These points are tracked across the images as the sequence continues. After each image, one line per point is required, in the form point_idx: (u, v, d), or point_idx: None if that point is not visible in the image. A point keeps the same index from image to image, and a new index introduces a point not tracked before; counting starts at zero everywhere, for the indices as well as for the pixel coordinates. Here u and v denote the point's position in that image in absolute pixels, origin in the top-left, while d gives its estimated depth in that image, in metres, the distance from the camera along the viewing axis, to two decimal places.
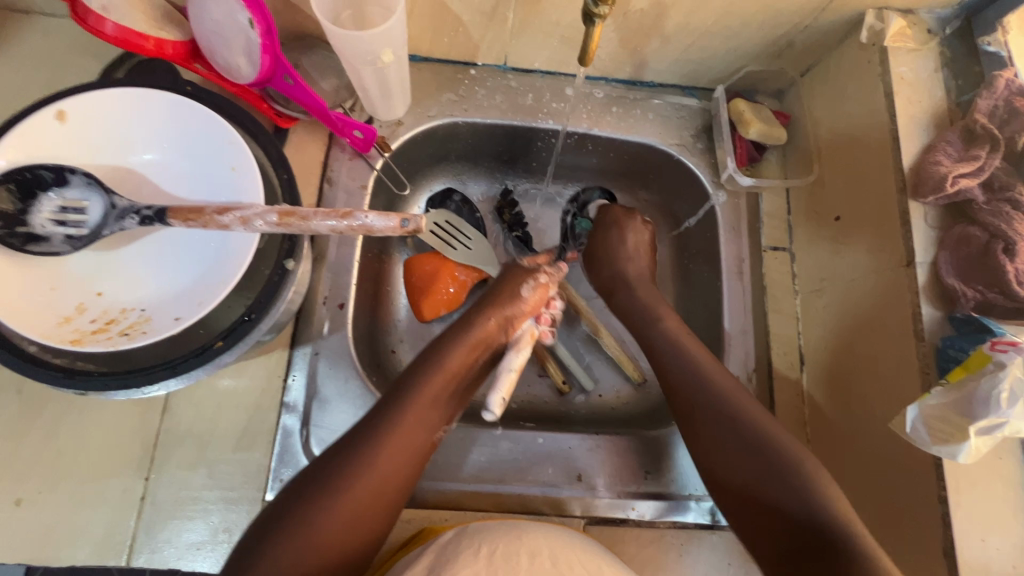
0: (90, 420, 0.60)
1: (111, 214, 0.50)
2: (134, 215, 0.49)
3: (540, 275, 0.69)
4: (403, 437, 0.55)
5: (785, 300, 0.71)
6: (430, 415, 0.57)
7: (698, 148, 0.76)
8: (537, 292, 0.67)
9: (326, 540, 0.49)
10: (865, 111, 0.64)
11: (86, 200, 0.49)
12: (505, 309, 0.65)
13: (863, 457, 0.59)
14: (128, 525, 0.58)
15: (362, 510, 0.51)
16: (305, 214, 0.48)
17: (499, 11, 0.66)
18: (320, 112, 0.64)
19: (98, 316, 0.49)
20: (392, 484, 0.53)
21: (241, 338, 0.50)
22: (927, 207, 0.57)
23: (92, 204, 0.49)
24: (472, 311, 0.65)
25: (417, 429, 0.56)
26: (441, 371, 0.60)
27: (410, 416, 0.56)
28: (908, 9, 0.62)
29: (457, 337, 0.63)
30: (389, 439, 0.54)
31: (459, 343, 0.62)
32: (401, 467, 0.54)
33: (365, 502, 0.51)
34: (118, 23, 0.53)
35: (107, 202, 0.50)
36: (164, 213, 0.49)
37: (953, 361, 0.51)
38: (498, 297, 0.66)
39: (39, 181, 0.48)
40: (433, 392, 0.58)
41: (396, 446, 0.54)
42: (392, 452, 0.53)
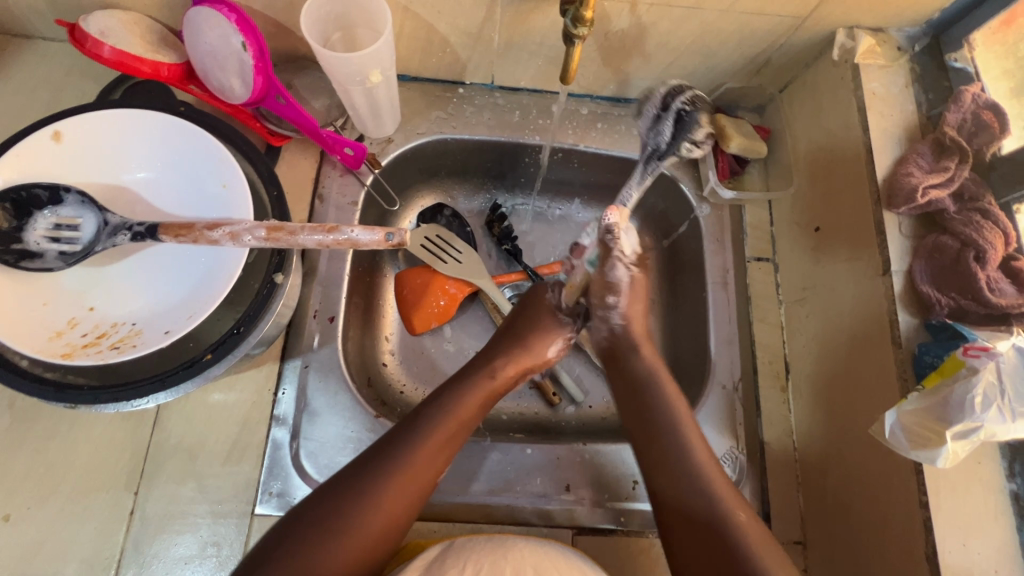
0: (80, 434, 0.60)
1: (103, 230, 0.51)
2: (126, 231, 0.50)
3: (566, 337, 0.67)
4: (406, 478, 0.54)
5: (769, 310, 0.72)
6: (440, 456, 0.57)
7: (682, 163, 0.78)
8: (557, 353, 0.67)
9: (330, 568, 0.49)
10: (840, 125, 0.66)
11: (79, 217, 0.50)
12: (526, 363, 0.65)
13: (846, 463, 0.59)
14: (117, 541, 0.58)
15: (370, 535, 0.51)
16: (292, 229, 0.48)
17: (486, 32, 0.68)
18: (311, 130, 0.67)
19: (90, 330, 0.50)
20: (394, 517, 0.53)
21: (230, 351, 0.50)
22: (901, 217, 0.59)
23: (85, 220, 0.51)
24: (492, 356, 0.65)
25: (420, 472, 0.55)
26: (452, 418, 0.59)
27: (413, 456, 0.55)
28: (878, 28, 0.65)
29: (473, 381, 0.62)
30: (387, 483, 0.53)
31: (477, 390, 0.61)
32: (400, 514, 0.53)
33: (359, 542, 0.51)
34: (115, 47, 0.58)
35: (100, 219, 0.51)
36: (156, 229, 0.50)
37: (929, 368, 0.52)
38: (521, 346, 0.65)
39: (36, 200, 0.49)
40: (446, 437, 0.58)
41: (400, 489, 0.54)
42: (393, 496, 0.53)
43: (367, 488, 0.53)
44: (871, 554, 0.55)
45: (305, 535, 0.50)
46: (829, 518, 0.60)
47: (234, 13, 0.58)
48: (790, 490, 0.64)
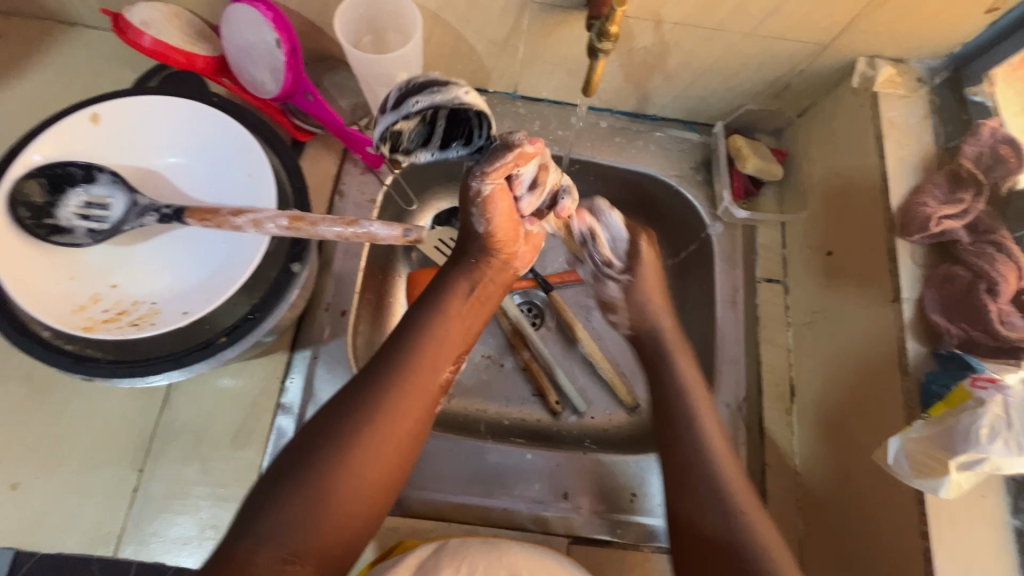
0: (92, 409, 0.62)
1: (132, 210, 0.53)
2: (154, 213, 0.52)
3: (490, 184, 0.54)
4: (412, 387, 0.55)
5: (777, 332, 0.72)
6: (446, 350, 0.58)
7: (697, 181, 0.79)
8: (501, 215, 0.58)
9: (351, 492, 0.50)
10: (857, 152, 0.67)
11: (110, 197, 0.52)
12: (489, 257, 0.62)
13: (845, 487, 0.59)
14: (118, 516, 0.59)
15: (385, 452, 0.52)
16: (313, 219, 0.49)
17: (511, 42, 0.70)
18: (337, 126, 0.70)
19: (111, 306, 0.52)
20: (407, 424, 0.54)
21: (245, 334, 0.51)
22: (914, 245, 0.59)
23: (115, 200, 0.53)
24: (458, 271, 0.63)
25: (426, 372, 0.56)
26: (448, 318, 0.59)
27: (416, 361, 0.56)
28: (899, 59, 0.66)
29: (456, 282, 0.62)
30: (392, 394, 0.54)
31: (461, 288, 0.61)
32: (411, 426, 0.54)
33: (376, 465, 0.51)
34: (155, 37, 0.61)
35: (130, 200, 0.53)
36: (182, 212, 0.51)
37: (936, 397, 0.52)
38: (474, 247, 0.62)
39: (71, 177, 0.51)
40: (449, 334, 0.59)
41: (407, 395, 0.54)
42: (393, 409, 0.53)
43: (367, 399, 0.53)
44: None
45: (313, 460, 0.50)
46: (828, 544, 0.60)
47: (270, 11, 0.61)
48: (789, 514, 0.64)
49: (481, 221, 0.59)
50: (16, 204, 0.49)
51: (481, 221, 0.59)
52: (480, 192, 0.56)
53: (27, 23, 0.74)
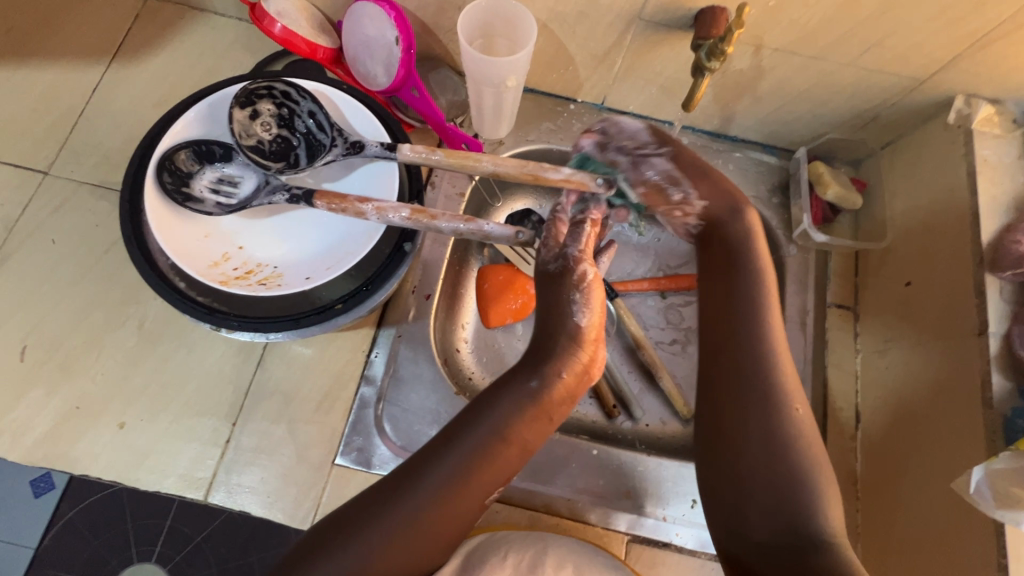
0: (195, 362, 0.66)
1: (262, 188, 0.57)
2: (284, 192, 0.56)
3: (585, 282, 0.52)
4: (483, 471, 0.48)
5: (845, 357, 0.73)
6: (522, 446, 0.49)
7: (773, 203, 0.81)
8: (594, 313, 0.51)
9: (398, 554, 0.47)
10: (945, 187, 0.68)
11: (242, 176, 0.57)
12: (576, 357, 0.50)
13: (916, 514, 0.59)
14: (210, 464, 0.63)
15: (447, 519, 0.48)
16: (433, 213, 0.55)
17: (610, 56, 0.73)
18: (436, 122, 0.74)
19: (239, 266, 0.56)
20: (468, 508, 0.49)
21: (359, 303, 0.56)
22: (1003, 282, 0.60)
23: (246, 180, 0.58)
24: (535, 359, 0.51)
25: (495, 468, 0.49)
26: (537, 408, 0.49)
27: (495, 445, 0.48)
28: (996, 100, 0.67)
29: (540, 359, 0.50)
30: (472, 471, 0.48)
31: (554, 367, 0.49)
32: (477, 502, 0.49)
33: (432, 538, 0.48)
34: (286, 26, 0.67)
35: (260, 180, 0.58)
36: (311, 195, 0.55)
37: (1021, 432, 0.53)
38: (554, 331, 0.51)
39: (210, 155, 0.57)
40: (534, 429, 0.50)
41: (482, 472, 0.48)
42: (475, 481, 0.48)
43: (444, 465, 0.48)
44: None
45: (377, 520, 0.47)
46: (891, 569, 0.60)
47: (394, 11, 0.66)
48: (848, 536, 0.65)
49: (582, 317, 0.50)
50: (163, 169, 0.54)
51: (582, 312, 0.51)
52: (584, 275, 0.52)
53: (166, 5, 0.81)
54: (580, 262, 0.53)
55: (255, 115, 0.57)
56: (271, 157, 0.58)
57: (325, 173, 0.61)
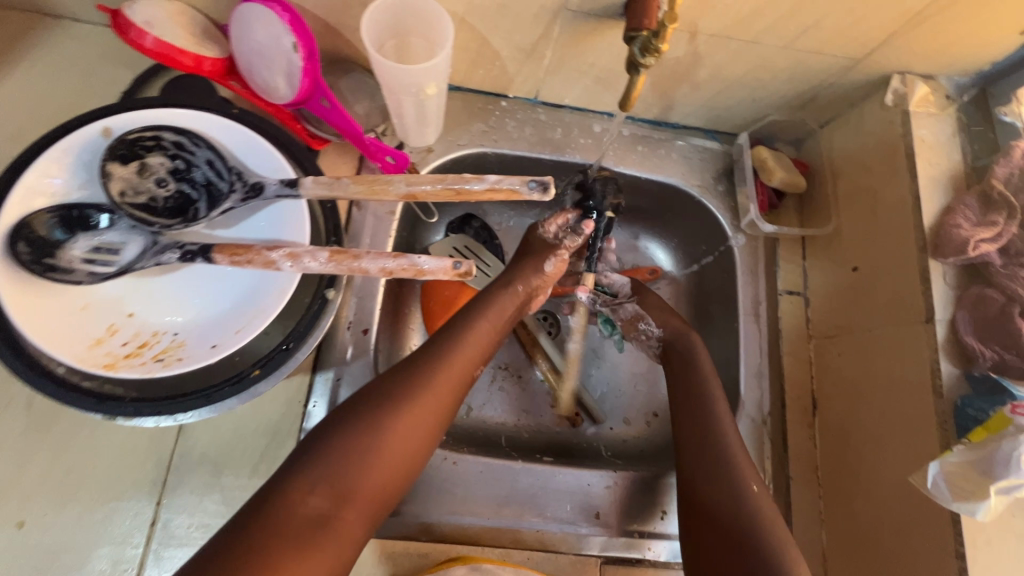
0: (101, 439, 0.58)
1: (149, 250, 0.49)
2: (176, 250, 0.48)
3: (562, 250, 0.71)
4: (447, 368, 0.59)
5: (799, 345, 0.73)
6: (472, 349, 0.62)
7: (719, 191, 0.78)
8: (557, 267, 0.71)
9: (374, 462, 0.52)
10: (884, 169, 0.67)
11: (125, 240, 0.48)
12: (531, 281, 0.69)
13: (874, 506, 0.60)
14: (135, 553, 0.56)
15: (415, 418, 0.55)
16: (358, 254, 0.46)
17: (539, 49, 0.67)
18: (354, 135, 0.66)
19: (130, 339, 0.48)
20: (432, 407, 0.57)
21: (277, 367, 0.49)
22: (945, 266, 0.59)
23: (129, 244, 0.48)
24: (504, 277, 0.69)
25: (454, 367, 0.60)
26: (488, 319, 0.65)
27: (458, 348, 0.61)
28: (929, 76, 0.66)
29: (501, 287, 0.68)
30: (432, 372, 0.58)
31: (508, 291, 0.68)
32: (442, 399, 0.58)
33: (402, 438, 0.54)
34: (159, 38, 0.57)
35: (146, 241, 0.49)
36: (210, 249, 0.47)
37: (973, 421, 0.53)
38: (522, 269, 0.70)
39: (82, 217, 0.47)
40: (483, 330, 0.64)
41: (444, 371, 0.59)
42: (435, 386, 0.58)
43: (408, 378, 0.57)
44: None
45: (347, 431, 0.53)
46: (853, 557, 0.61)
47: (286, 12, 0.58)
48: (813, 525, 0.66)
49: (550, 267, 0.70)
50: (16, 237, 0.44)
51: (550, 263, 0.71)
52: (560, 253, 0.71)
53: (10, 15, 0.68)
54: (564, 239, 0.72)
55: (143, 170, 0.49)
56: (162, 211, 0.50)
57: (227, 221, 0.52)
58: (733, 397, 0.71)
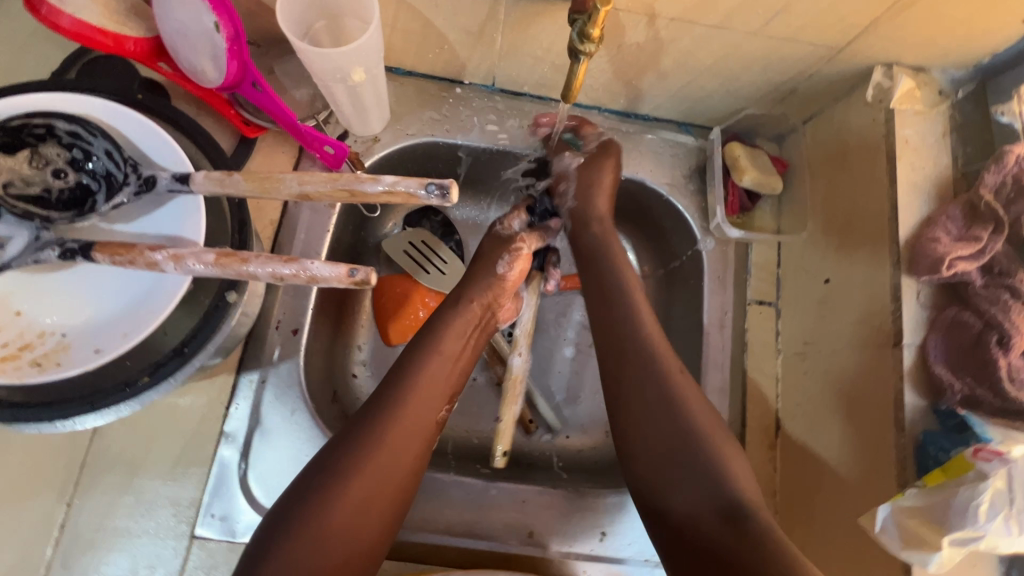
0: (12, 437, 0.56)
1: (32, 246, 0.45)
2: (56, 247, 0.43)
3: (519, 246, 0.66)
4: (411, 409, 0.55)
5: (764, 360, 0.68)
6: (436, 387, 0.57)
7: (689, 190, 0.72)
8: (516, 267, 0.65)
9: (344, 522, 0.49)
10: (863, 171, 0.60)
11: (10, 235, 0.44)
12: (487, 292, 0.64)
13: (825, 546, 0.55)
14: (43, 554, 0.54)
15: (386, 469, 0.52)
16: (245, 256, 0.42)
17: (487, 32, 0.62)
18: (289, 124, 0.62)
19: (12, 340, 0.44)
20: (405, 457, 0.53)
21: (170, 374, 0.46)
22: (920, 285, 0.53)
23: (14, 239, 0.45)
24: (456, 292, 0.64)
25: (422, 407, 0.56)
26: (448, 352, 0.59)
27: (419, 386, 0.56)
28: (920, 68, 0.58)
29: (455, 306, 0.62)
30: (395, 414, 0.54)
31: (465, 311, 0.62)
32: (411, 444, 0.54)
33: (370, 488, 0.51)
34: (75, 16, 0.53)
35: (31, 236, 0.45)
36: (89, 247, 0.43)
37: (933, 462, 0.48)
38: (475, 281, 0.64)
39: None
40: (445, 368, 0.58)
41: (409, 417, 0.55)
42: (398, 429, 0.54)
43: (369, 425, 0.53)
44: None
45: (314, 490, 0.49)
46: None
47: None
48: None
49: (502, 268, 0.65)
50: None
51: (503, 265, 0.65)
52: (519, 248, 0.66)
53: None
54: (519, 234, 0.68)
55: (32, 159, 0.45)
56: (56, 203, 0.47)
57: (127, 216, 0.49)
58: None
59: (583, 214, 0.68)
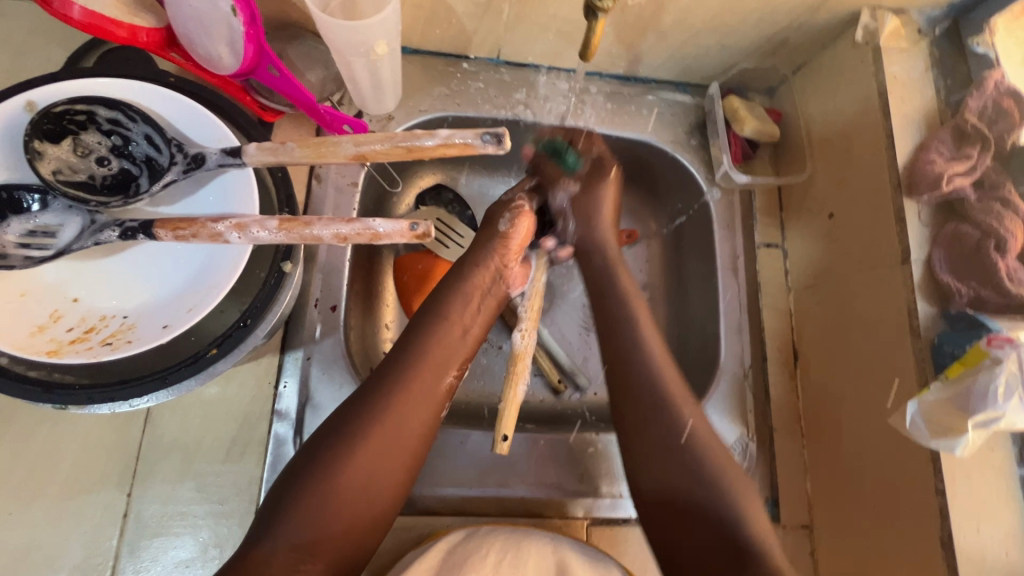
0: (65, 434, 0.56)
1: (87, 229, 0.46)
2: (116, 228, 0.45)
3: (518, 205, 0.68)
4: (417, 380, 0.55)
5: (778, 297, 0.72)
6: (443, 355, 0.58)
7: (692, 145, 0.76)
8: (518, 223, 0.66)
9: (351, 486, 0.50)
10: (857, 110, 0.65)
11: (61, 223, 0.46)
12: (492, 257, 0.64)
13: (855, 468, 0.60)
14: (110, 545, 0.55)
15: (394, 439, 0.52)
16: (308, 220, 0.44)
17: (495, 3, 0.64)
18: (308, 105, 0.62)
19: (76, 325, 0.45)
20: (413, 427, 0.54)
21: (236, 345, 0.47)
22: (921, 205, 0.58)
23: (66, 226, 0.46)
24: (464, 260, 0.65)
25: (427, 377, 0.56)
26: (449, 322, 0.60)
27: (426, 355, 0.57)
28: (901, 9, 0.63)
29: (461, 273, 0.63)
30: (402, 387, 0.54)
31: (465, 279, 0.63)
32: (418, 414, 0.54)
33: (375, 456, 0.51)
34: (86, 7, 0.50)
35: (85, 221, 0.46)
36: (150, 224, 0.45)
37: (950, 358, 0.52)
38: (479, 246, 0.65)
39: (14, 200, 0.45)
40: (450, 339, 0.59)
41: (413, 386, 0.55)
42: (406, 400, 0.54)
43: (379, 395, 0.54)
44: (886, 542, 0.56)
45: (323, 457, 0.50)
46: (837, 503, 0.61)
47: None
48: (798, 476, 0.66)
49: (506, 226, 0.66)
50: None
51: (505, 223, 0.66)
52: (520, 206, 0.68)
53: None
54: (518, 195, 0.69)
55: (75, 146, 0.46)
56: (102, 189, 0.48)
57: (171, 197, 0.50)
58: (715, 352, 0.70)
59: (590, 245, 0.68)
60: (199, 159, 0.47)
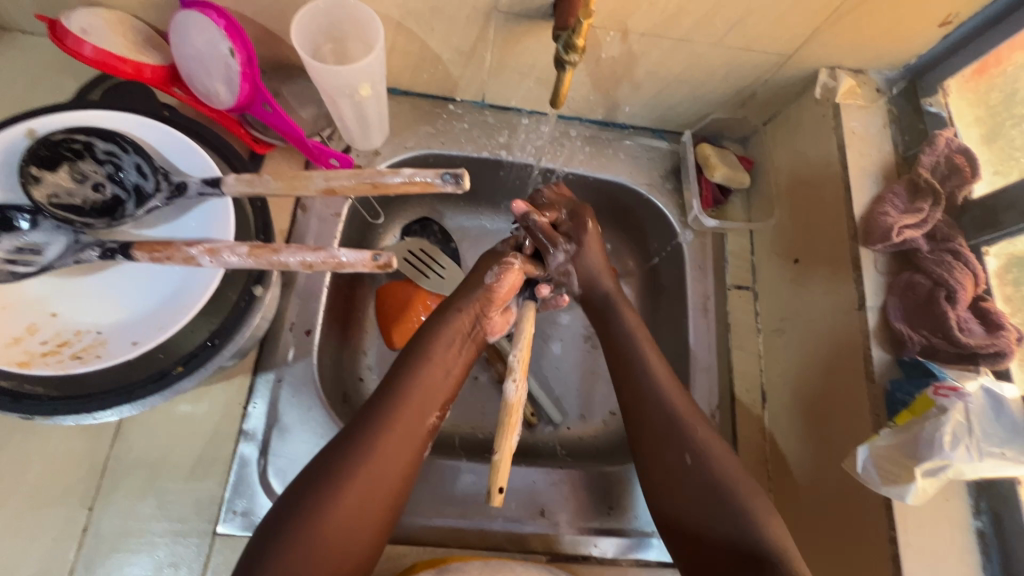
0: (35, 446, 0.58)
1: (71, 248, 0.49)
2: (98, 247, 0.49)
3: (512, 259, 0.66)
4: (400, 422, 0.55)
5: (747, 338, 0.73)
6: (425, 397, 0.58)
7: (667, 189, 0.79)
8: (505, 277, 0.65)
9: (335, 533, 0.49)
10: (820, 161, 0.68)
11: (46, 241, 0.49)
12: (474, 303, 0.64)
13: (819, 516, 0.59)
14: (67, 558, 0.55)
15: (374, 481, 0.52)
16: (277, 247, 0.46)
17: (478, 51, 0.68)
18: (297, 138, 0.65)
19: (50, 338, 0.48)
20: (394, 469, 0.53)
21: (202, 363, 0.49)
22: (876, 254, 0.60)
23: (51, 244, 0.49)
24: (447, 304, 0.65)
25: (409, 419, 0.56)
26: (432, 364, 0.59)
27: (409, 397, 0.57)
28: (858, 70, 0.67)
29: (443, 317, 0.63)
30: (386, 428, 0.55)
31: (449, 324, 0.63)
32: (399, 455, 0.54)
33: (356, 500, 0.51)
34: (97, 46, 0.55)
35: (70, 239, 0.49)
36: (128, 246, 0.48)
37: (900, 404, 0.53)
38: (465, 289, 0.65)
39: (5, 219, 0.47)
40: (433, 380, 0.59)
41: (394, 428, 0.55)
42: (387, 442, 0.54)
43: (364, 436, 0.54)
44: None
45: (304, 500, 0.50)
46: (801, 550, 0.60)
47: (223, 18, 0.56)
48: None
49: (492, 279, 0.65)
50: None
51: (492, 276, 0.65)
52: (510, 262, 0.66)
53: None
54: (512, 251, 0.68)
55: (68, 171, 0.49)
56: (91, 211, 0.50)
57: (155, 220, 0.53)
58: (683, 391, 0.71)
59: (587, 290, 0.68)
60: (183, 187, 0.51)
